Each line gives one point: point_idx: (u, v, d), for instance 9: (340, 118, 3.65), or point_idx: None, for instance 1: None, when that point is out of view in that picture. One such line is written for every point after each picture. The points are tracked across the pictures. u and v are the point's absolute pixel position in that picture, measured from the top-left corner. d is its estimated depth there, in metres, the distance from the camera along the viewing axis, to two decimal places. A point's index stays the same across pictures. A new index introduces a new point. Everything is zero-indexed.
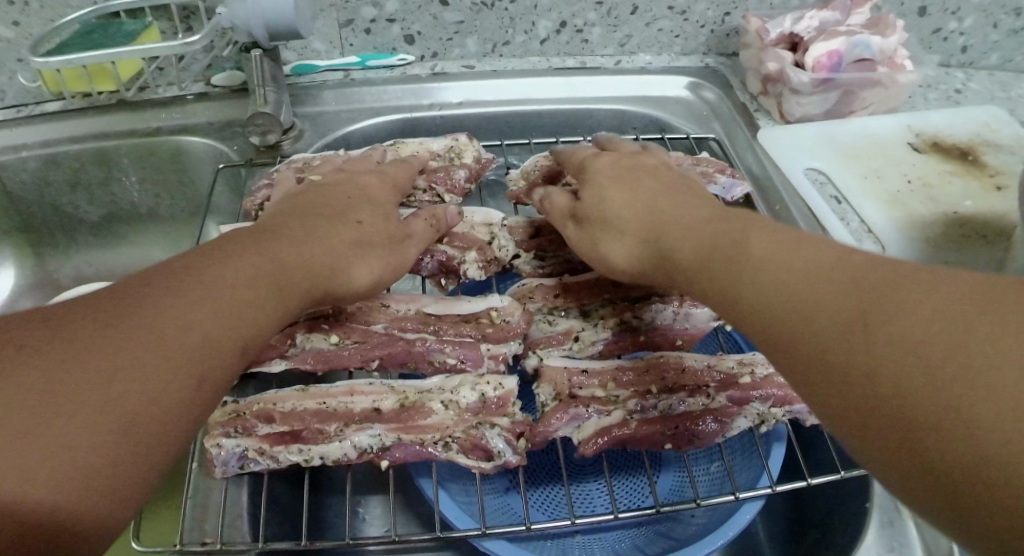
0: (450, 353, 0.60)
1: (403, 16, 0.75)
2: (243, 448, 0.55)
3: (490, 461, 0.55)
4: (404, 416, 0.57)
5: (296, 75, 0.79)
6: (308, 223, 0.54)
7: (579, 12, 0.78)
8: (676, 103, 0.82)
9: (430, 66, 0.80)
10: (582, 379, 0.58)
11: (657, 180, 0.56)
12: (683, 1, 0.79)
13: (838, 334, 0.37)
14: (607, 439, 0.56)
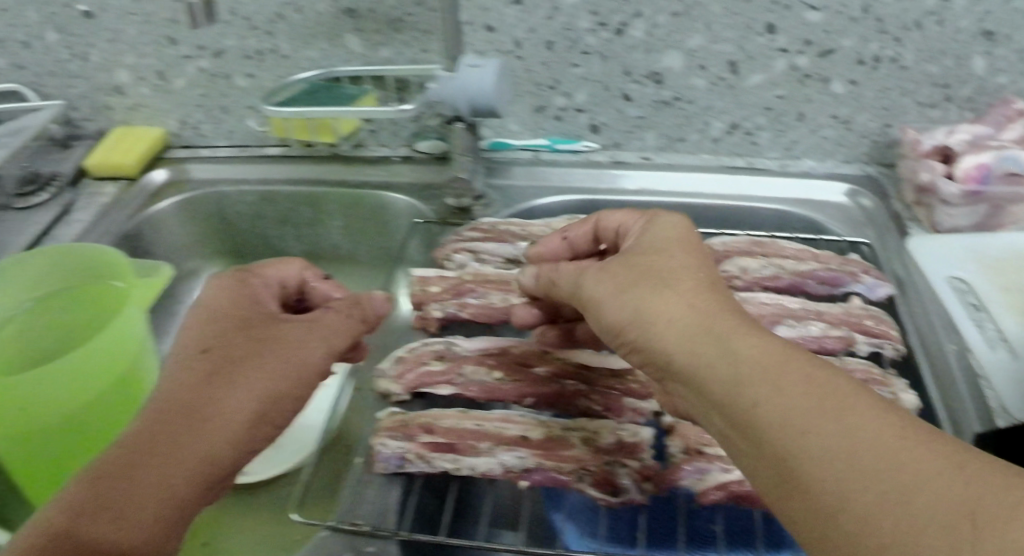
0: (596, 401, 0.69)
1: (591, 107, 0.89)
2: (404, 450, 0.64)
3: (617, 496, 0.62)
4: (547, 445, 0.65)
5: (493, 150, 0.95)
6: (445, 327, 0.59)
7: (750, 117, 0.88)
8: (835, 208, 0.88)
9: (611, 154, 0.93)
10: (708, 438, 0.65)
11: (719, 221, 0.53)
12: (846, 112, 0.86)
13: (847, 446, 0.36)
14: (725, 492, 0.61)
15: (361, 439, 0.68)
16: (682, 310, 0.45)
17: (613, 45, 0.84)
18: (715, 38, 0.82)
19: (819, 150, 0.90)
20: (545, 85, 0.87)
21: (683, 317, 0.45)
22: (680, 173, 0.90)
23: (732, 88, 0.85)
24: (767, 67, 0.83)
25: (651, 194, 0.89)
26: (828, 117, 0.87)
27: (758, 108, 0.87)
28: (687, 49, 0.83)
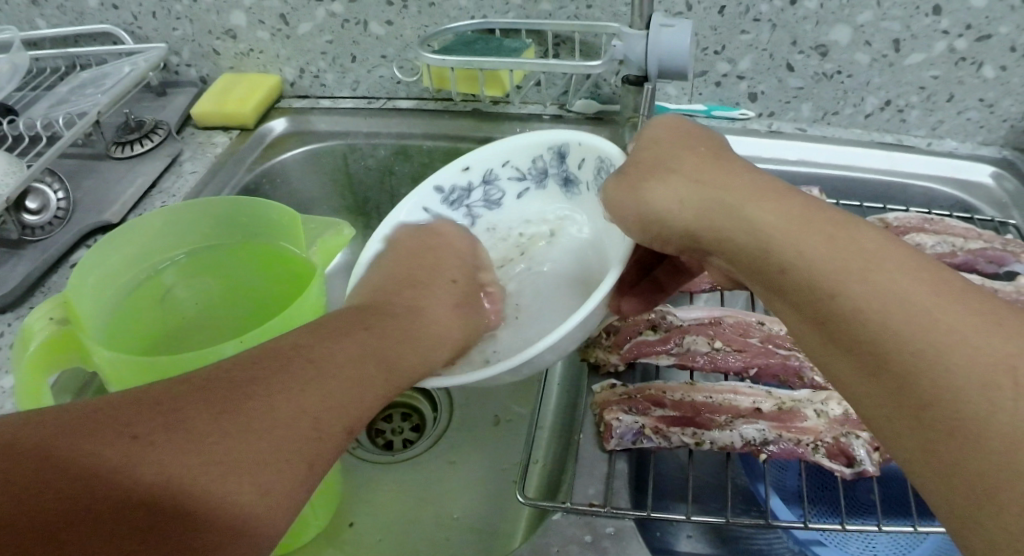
0: (702, 358, 0.55)
1: (410, 41, 0.63)
2: (503, 509, 0.56)
3: (733, 441, 0.50)
4: (680, 414, 0.52)
5: (374, 99, 0.67)
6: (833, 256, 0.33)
7: (726, 29, 0.64)
8: (867, 150, 0.68)
9: (567, 51, 0.62)
10: (725, 357, 0.55)
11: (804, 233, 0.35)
12: (824, 35, 0.63)
13: (829, 265, 0.33)
14: (756, 415, 0.52)
15: (406, 505, 0.58)
16: (685, 189, 0.40)
17: (784, 12, 0.62)
18: (885, 10, 0.61)
19: (968, 129, 0.68)
20: (711, 49, 0.65)
21: (692, 201, 0.39)
22: (842, 148, 0.68)
23: (891, 66, 0.64)
24: (928, 48, 0.63)
25: (811, 165, 0.67)
26: (977, 99, 0.65)
27: (711, 52, 0.66)
28: (858, 23, 0.62)
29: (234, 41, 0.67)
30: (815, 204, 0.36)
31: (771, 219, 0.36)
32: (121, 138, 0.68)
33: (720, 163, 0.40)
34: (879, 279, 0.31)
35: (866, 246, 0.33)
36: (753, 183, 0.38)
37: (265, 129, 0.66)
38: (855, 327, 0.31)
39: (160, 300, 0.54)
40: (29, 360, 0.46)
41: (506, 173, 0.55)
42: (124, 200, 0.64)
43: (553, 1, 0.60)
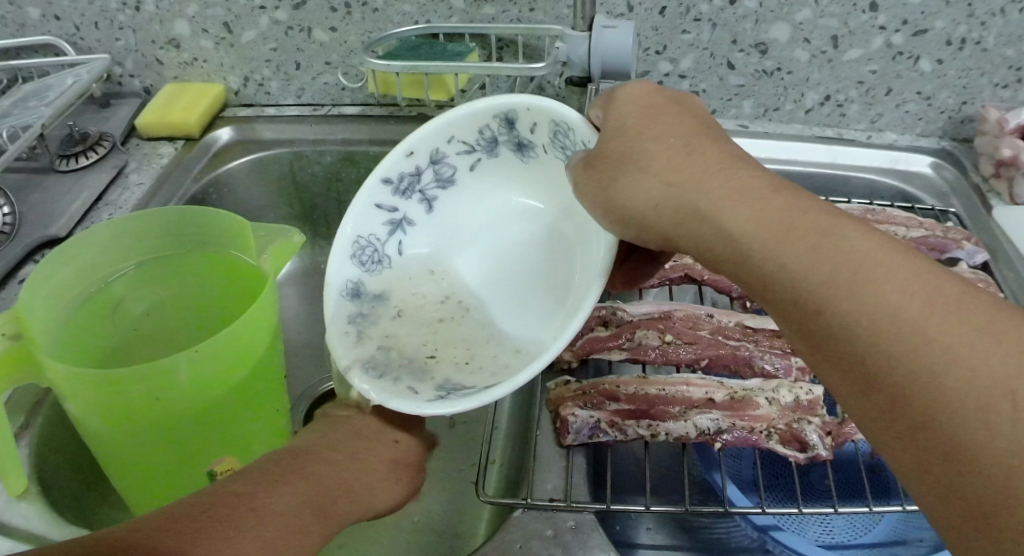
0: (655, 351, 0.56)
1: (355, 47, 0.63)
2: (466, 510, 0.57)
3: (688, 431, 0.51)
4: (636, 408, 0.52)
5: (321, 106, 0.67)
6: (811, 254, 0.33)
7: (668, 31, 0.65)
8: (812, 143, 0.69)
9: (511, 54, 0.63)
10: (677, 349, 0.56)
11: (785, 234, 0.34)
12: (763, 33, 0.64)
13: (816, 277, 0.33)
14: (710, 405, 0.53)
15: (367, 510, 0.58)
16: (659, 192, 0.38)
17: (725, 12, 0.63)
18: (822, 7, 0.62)
19: (906, 122, 0.70)
20: (653, 49, 0.66)
21: (666, 208, 0.38)
22: (787, 143, 0.69)
23: (831, 62, 0.66)
24: (865, 44, 0.64)
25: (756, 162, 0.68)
26: (915, 92, 0.67)
27: (654, 52, 0.66)
28: (798, 20, 0.63)
29: (178, 50, 0.67)
30: (795, 206, 0.35)
31: (755, 223, 0.35)
32: (66, 150, 0.67)
33: (696, 154, 0.38)
34: (869, 293, 0.31)
35: (852, 255, 0.32)
36: (731, 184, 0.36)
37: (212, 138, 0.65)
38: (843, 340, 0.32)
39: (110, 315, 0.54)
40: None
41: (453, 147, 0.51)
42: (70, 214, 0.64)
43: (496, 5, 0.61)
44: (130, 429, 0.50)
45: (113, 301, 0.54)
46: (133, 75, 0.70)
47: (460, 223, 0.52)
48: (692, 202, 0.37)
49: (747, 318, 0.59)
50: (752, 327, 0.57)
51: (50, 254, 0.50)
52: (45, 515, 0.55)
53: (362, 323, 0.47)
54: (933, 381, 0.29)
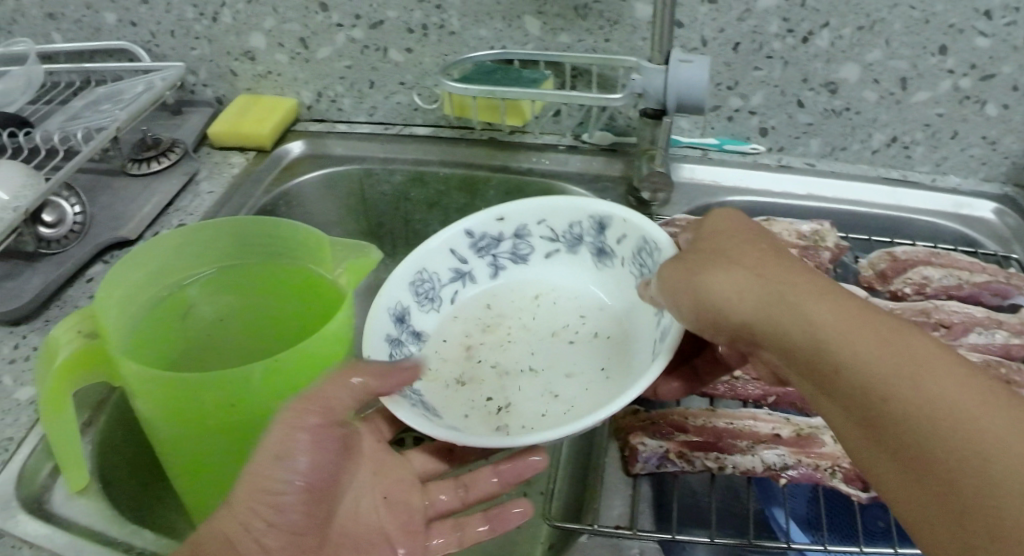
0: (723, 386, 0.56)
1: (428, 69, 0.64)
2: (522, 534, 0.57)
3: (755, 467, 0.51)
4: (704, 439, 0.52)
5: (390, 124, 0.68)
6: (893, 351, 0.34)
7: (738, 67, 0.65)
8: (876, 183, 0.69)
9: (584, 83, 0.63)
10: (745, 385, 0.56)
11: (867, 330, 0.35)
12: (831, 73, 0.65)
13: (901, 384, 0.33)
14: (778, 442, 0.52)
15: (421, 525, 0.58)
16: (743, 277, 0.38)
17: (797, 50, 0.64)
18: (893, 50, 0.63)
19: (970, 166, 0.69)
20: (724, 84, 0.66)
21: (749, 291, 0.38)
22: (853, 183, 0.68)
23: (898, 104, 0.66)
24: (933, 87, 0.64)
25: (821, 200, 0.68)
26: (982, 137, 0.67)
27: (722, 87, 0.67)
28: (868, 61, 0.64)
29: (253, 63, 0.68)
30: (876, 309, 0.36)
31: (838, 325, 0.35)
32: (139, 155, 0.68)
33: (782, 262, 0.39)
34: (953, 393, 0.32)
35: (939, 363, 0.33)
36: (814, 282, 0.38)
37: (282, 151, 0.66)
38: (925, 446, 0.32)
39: (184, 316, 0.55)
40: (58, 365, 0.50)
41: (540, 231, 0.58)
42: (141, 217, 0.64)
43: (572, 34, 0.61)
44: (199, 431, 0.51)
45: (187, 301, 0.55)
46: (206, 85, 0.72)
47: (525, 294, 0.58)
48: (775, 291, 0.37)
49: None
50: None
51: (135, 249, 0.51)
52: (103, 510, 0.54)
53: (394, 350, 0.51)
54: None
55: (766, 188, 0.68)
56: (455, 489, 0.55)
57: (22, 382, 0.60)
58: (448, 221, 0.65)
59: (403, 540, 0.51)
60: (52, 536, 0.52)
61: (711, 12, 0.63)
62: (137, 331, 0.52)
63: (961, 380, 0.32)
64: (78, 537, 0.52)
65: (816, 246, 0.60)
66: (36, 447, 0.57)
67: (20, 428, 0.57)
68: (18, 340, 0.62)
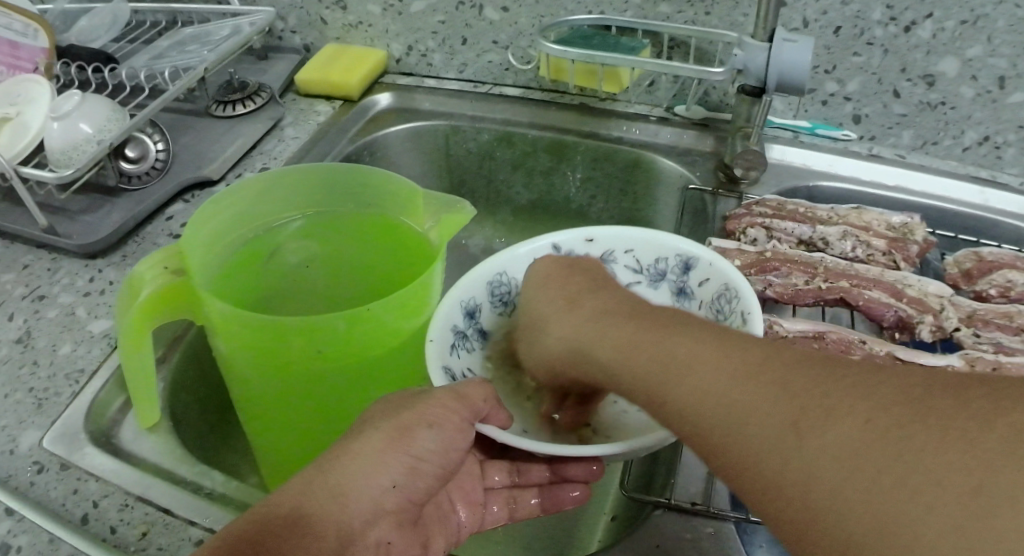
0: None
1: (522, 30, 0.63)
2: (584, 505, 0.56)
3: None
4: None
5: (478, 84, 0.68)
6: (719, 388, 0.31)
7: (837, 49, 0.64)
8: (964, 182, 0.67)
9: (681, 54, 0.62)
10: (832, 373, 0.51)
11: (685, 362, 0.34)
12: (930, 64, 0.63)
13: (715, 402, 0.31)
14: None
15: None
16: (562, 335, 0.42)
17: (898, 38, 0.63)
18: (995, 46, 0.61)
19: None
20: (822, 67, 0.66)
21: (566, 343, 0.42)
22: (939, 179, 0.67)
23: (995, 102, 0.64)
24: None
25: (908, 193, 0.66)
26: None
27: (819, 69, 0.66)
28: (968, 56, 0.62)
29: (344, 12, 0.68)
30: (700, 334, 0.34)
31: (674, 351, 0.34)
32: (223, 97, 0.68)
33: (580, 294, 0.44)
34: (764, 417, 0.29)
35: (744, 371, 0.31)
36: (620, 322, 0.39)
37: (370, 102, 0.67)
38: (787, 491, 0.27)
39: (266, 259, 0.55)
40: (140, 306, 0.49)
41: (625, 259, 0.56)
42: (223, 158, 0.64)
43: (673, 4, 0.60)
44: (285, 381, 0.51)
45: (275, 244, 0.56)
46: (294, 32, 0.72)
47: None
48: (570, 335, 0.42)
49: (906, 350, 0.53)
50: None
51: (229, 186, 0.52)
52: (171, 451, 0.52)
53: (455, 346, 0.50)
54: (914, 506, 0.24)
55: (851, 178, 0.67)
56: (509, 469, 0.50)
57: (96, 315, 0.59)
58: (531, 184, 0.65)
59: (465, 510, 0.48)
60: (119, 472, 0.49)
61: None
62: (226, 269, 0.53)
63: (785, 398, 0.29)
64: (146, 475, 0.49)
65: (904, 238, 0.57)
66: (106, 381, 0.55)
67: (91, 361, 0.56)
68: (95, 273, 0.63)
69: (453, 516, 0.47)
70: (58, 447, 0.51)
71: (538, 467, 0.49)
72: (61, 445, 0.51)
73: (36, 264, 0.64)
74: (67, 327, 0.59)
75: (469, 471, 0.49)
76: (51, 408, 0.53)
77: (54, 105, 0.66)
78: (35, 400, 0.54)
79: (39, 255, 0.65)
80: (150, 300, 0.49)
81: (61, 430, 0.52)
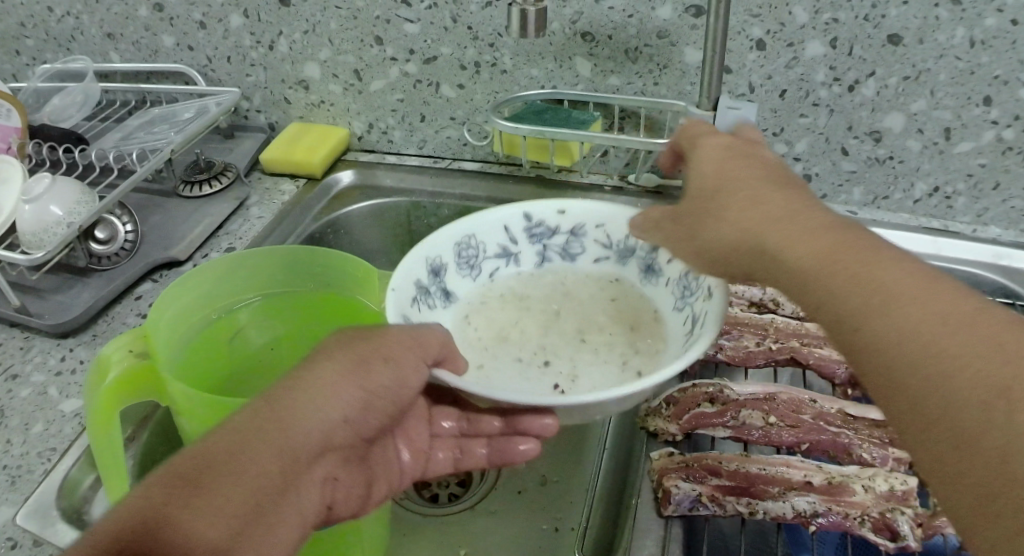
0: (762, 433, 0.54)
1: (477, 105, 0.65)
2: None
3: (793, 511, 0.49)
4: (741, 481, 0.51)
5: (437, 157, 0.70)
6: (916, 322, 0.30)
7: (782, 111, 0.67)
8: (914, 232, 0.69)
9: (628, 126, 0.65)
10: (779, 432, 0.54)
11: (871, 287, 0.31)
12: (873, 121, 0.65)
13: (923, 335, 0.29)
14: (815, 493, 0.50)
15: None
16: (739, 222, 0.38)
17: (842, 98, 0.65)
18: (937, 99, 0.63)
19: (1013, 218, 0.68)
20: (769, 130, 0.68)
21: (738, 231, 0.38)
22: (891, 232, 0.69)
23: (942, 154, 0.66)
24: (977, 137, 0.64)
25: None
26: None
27: (766, 132, 0.68)
28: (912, 111, 0.64)
29: (306, 92, 0.71)
30: (880, 262, 0.32)
31: (885, 278, 0.31)
32: (191, 177, 0.70)
33: (765, 193, 0.39)
34: (948, 347, 0.28)
35: (954, 319, 0.29)
36: (794, 226, 0.36)
37: (332, 179, 0.69)
38: (952, 426, 0.27)
39: (230, 340, 0.57)
40: (104, 390, 0.50)
41: (595, 235, 0.57)
42: (190, 238, 0.66)
43: (622, 76, 0.62)
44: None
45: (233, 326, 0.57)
46: (261, 110, 0.74)
47: (567, 287, 0.57)
48: (760, 218, 0.37)
49: (854, 408, 0.56)
50: (853, 415, 0.55)
51: (187, 275, 0.53)
52: None
53: (417, 298, 0.51)
54: None
55: None
56: (458, 419, 0.51)
57: (67, 395, 0.60)
58: None
59: (410, 455, 0.48)
60: None
61: (759, 59, 0.64)
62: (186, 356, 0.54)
63: (973, 339, 0.28)
64: None
65: None
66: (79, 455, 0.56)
67: (64, 439, 0.56)
68: (66, 353, 0.63)
69: (397, 460, 0.47)
70: (31, 523, 0.51)
71: (488, 419, 0.49)
72: (33, 521, 0.51)
73: (8, 344, 0.65)
74: (39, 407, 0.59)
75: (418, 419, 0.50)
76: (23, 486, 0.54)
77: (26, 187, 0.67)
78: (7, 478, 0.54)
79: (10, 335, 0.66)
80: (118, 382, 0.50)
81: (33, 507, 0.52)
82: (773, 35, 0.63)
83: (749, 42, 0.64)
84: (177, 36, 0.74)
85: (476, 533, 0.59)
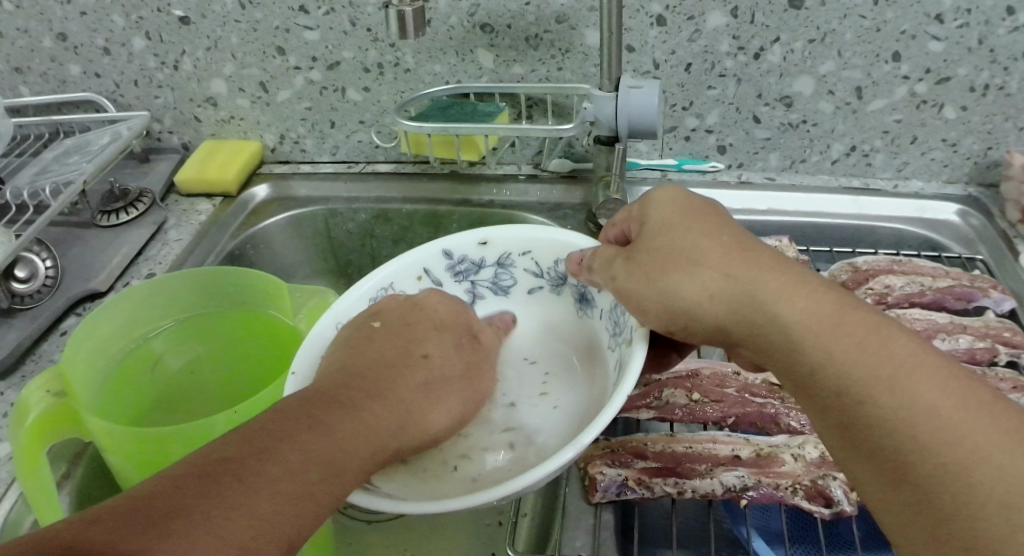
0: (686, 412, 0.54)
1: (385, 107, 0.65)
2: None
3: (721, 487, 0.49)
4: (668, 461, 0.51)
5: (353, 163, 0.70)
6: (961, 403, 0.31)
7: (692, 85, 0.67)
8: (836, 193, 0.70)
9: (536, 114, 0.65)
10: (703, 410, 0.54)
11: (913, 371, 0.33)
12: (783, 87, 0.66)
13: (912, 413, 0.32)
14: (740, 466, 0.50)
15: None
16: (713, 283, 0.39)
17: (749, 66, 0.65)
18: (845, 60, 0.63)
19: (932, 169, 0.69)
20: (679, 105, 0.68)
21: (717, 294, 0.39)
22: (812, 195, 0.69)
23: (855, 113, 0.66)
24: (889, 94, 0.65)
25: (781, 214, 0.69)
26: (940, 139, 0.67)
27: (678, 108, 0.68)
28: (821, 73, 0.64)
29: (215, 108, 0.70)
30: (902, 340, 0.34)
31: (898, 361, 0.33)
32: (107, 206, 0.70)
33: (743, 252, 0.40)
34: (931, 412, 0.31)
35: (947, 394, 0.32)
36: (811, 299, 0.37)
37: (248, 196, 0.68)
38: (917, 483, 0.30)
39: (148, 372, 0.55)
40: (24, 433, 0.47)
41: (524, 263, 0.55)
42: (110, 268, 0.66)
43: (525, 65, 0.62)
44: None
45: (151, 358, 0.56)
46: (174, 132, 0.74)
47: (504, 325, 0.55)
48: (725, 282, 0.39)
49: (777, 377, 0.56)
50: (778, 384, 0.55)
51: (98, 308, 0.52)
52: None
53: None
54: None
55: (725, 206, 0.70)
56: None
57: None
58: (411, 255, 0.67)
59: None
60: None
61: (661, 35, 0.64)
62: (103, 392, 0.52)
63: (951, 404, 0.31)
64: None
65: None
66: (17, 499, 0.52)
67: None
68: None
69: None
70: None
71: None
72: None
73: None
74: None
75: None
76: None
77: None
78: None
79: None
80: (37, 425, 0.47)
81: None
82: (672, 10, 0.63)
83: (649, 18, 0.63)
84: (80, 63, 0.73)
85: (421, 534, 0.59)
